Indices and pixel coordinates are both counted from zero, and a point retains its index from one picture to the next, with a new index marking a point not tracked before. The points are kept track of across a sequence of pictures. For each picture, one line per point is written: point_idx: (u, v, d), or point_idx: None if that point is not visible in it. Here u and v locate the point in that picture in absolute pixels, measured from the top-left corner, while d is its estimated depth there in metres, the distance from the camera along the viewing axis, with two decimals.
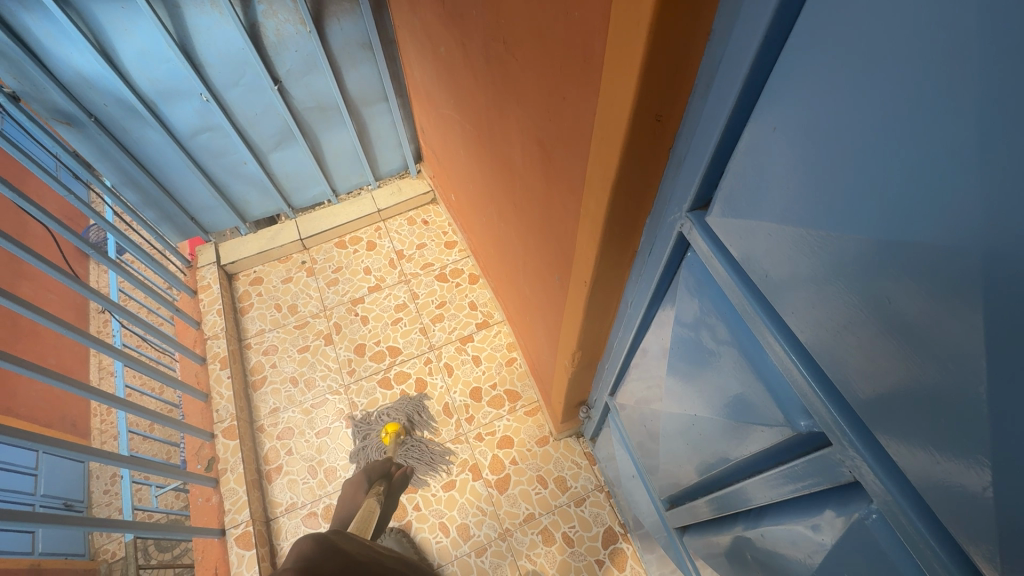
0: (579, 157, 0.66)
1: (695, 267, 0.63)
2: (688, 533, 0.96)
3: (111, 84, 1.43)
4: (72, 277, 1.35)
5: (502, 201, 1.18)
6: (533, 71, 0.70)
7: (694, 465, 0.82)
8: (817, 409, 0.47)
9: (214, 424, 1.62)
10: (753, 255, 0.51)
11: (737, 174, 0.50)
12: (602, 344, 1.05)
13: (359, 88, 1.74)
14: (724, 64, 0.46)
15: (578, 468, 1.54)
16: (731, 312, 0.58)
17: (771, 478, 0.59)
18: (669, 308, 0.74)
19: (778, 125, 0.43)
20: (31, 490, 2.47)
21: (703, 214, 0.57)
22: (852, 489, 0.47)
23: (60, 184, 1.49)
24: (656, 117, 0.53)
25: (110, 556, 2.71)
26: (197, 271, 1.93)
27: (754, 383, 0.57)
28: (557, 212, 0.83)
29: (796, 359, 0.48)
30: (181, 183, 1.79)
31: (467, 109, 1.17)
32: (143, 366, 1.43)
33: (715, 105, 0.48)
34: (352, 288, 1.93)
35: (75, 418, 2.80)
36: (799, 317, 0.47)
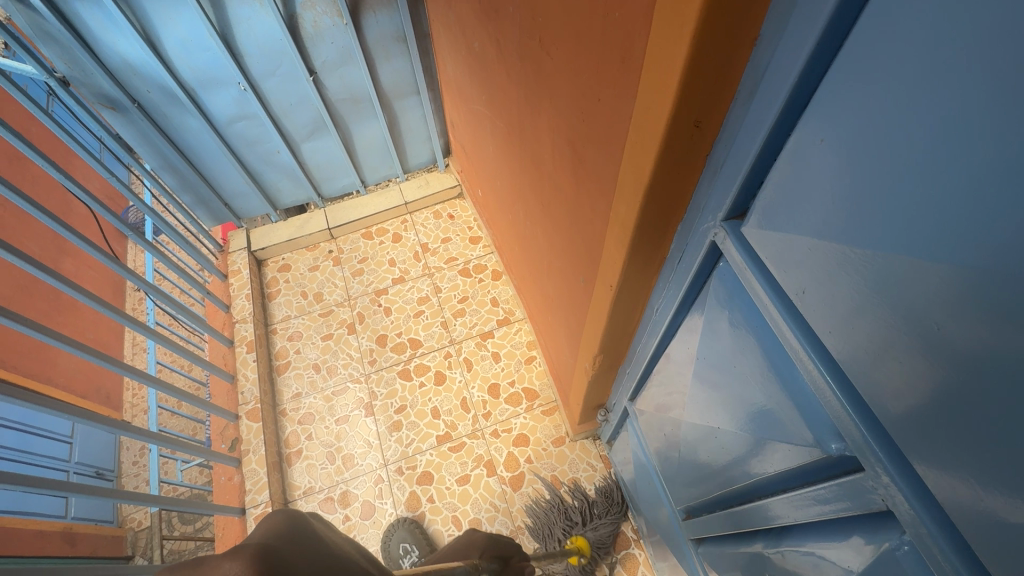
0: (612, 159, 0.65)
1: (727, 278, 0.60)
2: (703, 545, 0.95)
3: (154, 71, 1.47)
4: (112, 257, 1.40)
5: (530, 200, 1.17)
6: (568, 70, 0.68)
7: (714, 478, 0.80)
8: (850, 432, 0.45)
9: (239, 406, 1.66)
10: (789, 269, 0.49)
11: (778, 182, 0.48)
12: (624, 348, 1.03)
13: (392, 81, 1.75)
14: (770, 72, 0.44)
15: (593, 471, 1.53)
16: (762, 327, 0.56)
17: (797, 499, 0.58)
18: (696, 317, 0.72)
19: (827, 136, 0.41)
20: (66, 457, 2.61)
21: (738, 224, 0.55)
22: (884, 517, 0.46)
23: (102, 166, 1.54)
24: (695, 122, 0.52)
25: (135, 524, 2.84)
26: (228, 255, 1.98)
27: (783, 400, 0.55)
28: (585, 213, 0.82)
29: (831, 379, 0.46)
30: (217, 169, 1.83)
31: (498, 105, 1.16)
32: (173, 346, 1.47)
33: (758, 112, 0.47)
34: (377, 279, 1.95)
35: (109, 392, 2.98)
36: (836, 337, 0.45)
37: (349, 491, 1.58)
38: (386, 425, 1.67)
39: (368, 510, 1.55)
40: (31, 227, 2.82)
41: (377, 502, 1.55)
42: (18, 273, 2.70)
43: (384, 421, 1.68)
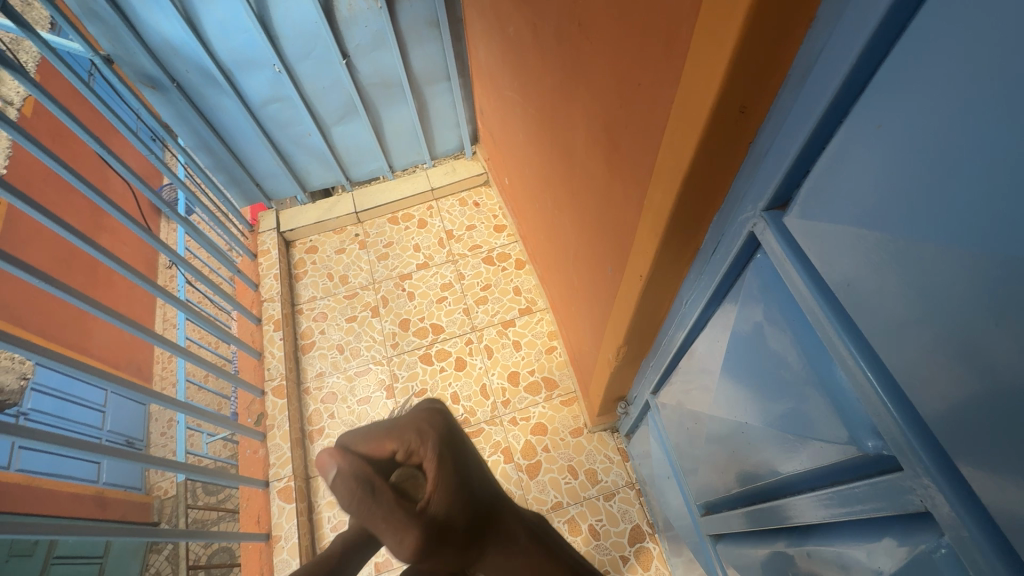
0: (650, 146, 0.64)
1: (764, 271, 0.59)
2: (722, 542, 0.94)
3: (193, 51, 1.50)
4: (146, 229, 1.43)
5: (559, 187, 1.16)
6: (607, 53, 0.67)
7: (737, 474, 0.79)
8: (890, 433, 0.44)
9: (265, 382, 1.70)
10: (832, 260, 0.47)
11: (826, 170, 0.46)
12: (649, 340, 1.02)
13: (423, 67, 1.76)
14: (823, 59, 0.43)
15: (610, 463, 1.53)
16: (799, 322, 0.55)
17: (826, 499, 0.56)
18: (728, 310, 0.70)
19: (884, 122, 0.39)
20: (99, 424, 2.74)
21: (780, 214, 0.53)
22: (921, 519, 0.44)
23: (141, 143, 1.58)
24: (740, 108, 0.51)
25: (161, 492, 3.08)
26: (258, 235, 2.02)
27: (818, 397, 0.54)
28: (618, 201, 0.81)
29: (872, 376, 0.44)
30: (250, 150, 1.86)
31: (530, 89, 1.15)
32: (202, 319, 1.51)
33: (808, 99, 0.45)
34: (401, 263, 1.97)
35: (140, 364, 3.18)
36: (883, 333, 0.43)
37: None
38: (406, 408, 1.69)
39: None
40: (72, 202, 2.95)
41: None
42: (59, 246, 2.82)
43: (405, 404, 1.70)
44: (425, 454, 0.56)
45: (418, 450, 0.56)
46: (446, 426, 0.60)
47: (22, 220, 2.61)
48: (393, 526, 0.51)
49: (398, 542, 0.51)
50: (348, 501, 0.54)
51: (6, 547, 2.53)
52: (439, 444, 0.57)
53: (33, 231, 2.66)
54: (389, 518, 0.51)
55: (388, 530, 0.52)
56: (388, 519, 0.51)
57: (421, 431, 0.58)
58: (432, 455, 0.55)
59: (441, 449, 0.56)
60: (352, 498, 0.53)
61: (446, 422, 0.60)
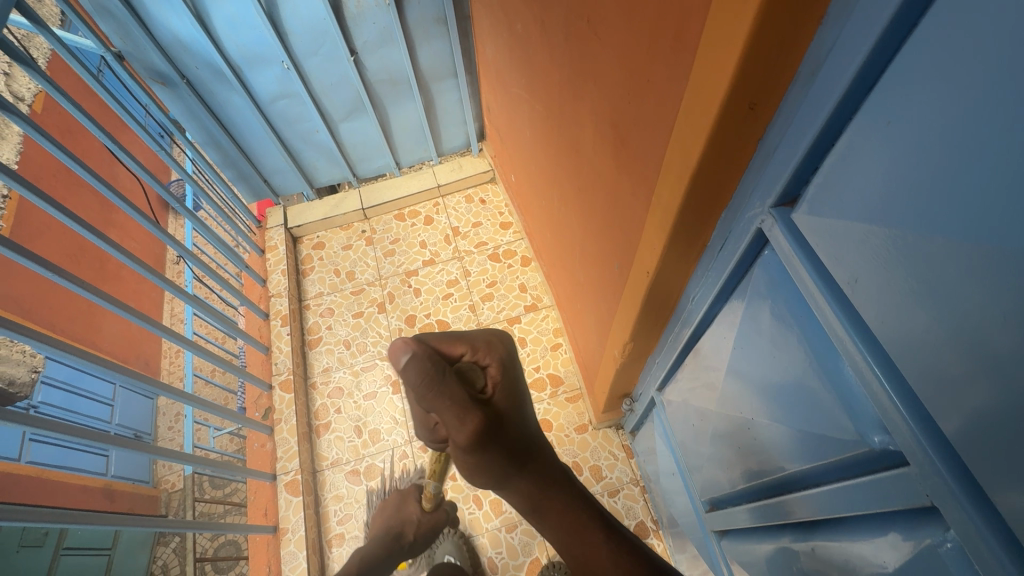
0: (658, 142, 0.64)
1: (772, 267, 0.59)
2: (727, 538, 0.95)
3: (203, 48, 1.51)
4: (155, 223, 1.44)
5: (565, 184, 1.17)
6: (616, 49, 0.68)
7: (743, 470, 0.80)
8: (897, 427, 0.44)
9: (272, 376, 1.72)
10: (840, 256, 0.47)
11: (836, 167, 0.46)
12: (655, 336, 1.02)
13: (430, 64, 1.76)
14: (834, 55, 0.43)
15: (614, 460, 1.53)
16: (806, 317, 0.55)
17: (832, 493, 0.57)
18: (735, 306, 0.70)
19: (895, 118, 0.39)
20: (108, 418, 2.78)
21: (788, 211, 0.53)
22: (926, 513, 0.45)
23: (151, 139, 1.60)
24: (749, 104, 0.51)
25: (169, 485, 3.09)
26: (265, 231, 2.03)
27: (825, 393, 0.54)
28: (625, 198, 0.82)
29: (879, 372, 0.45)
30: (258, 146, 1.87)
31: (537, 86, 1.15)
32: (208, 313, 1.52)
33: (818, 95, 0.45)
34: (407, 260, 1.98)
35: (148, 359, 3.22)
36: (892, 328, 0.43)
37: (374, 464, 1.62)
38: None
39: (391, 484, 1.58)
40: (82, 198, 2.99)
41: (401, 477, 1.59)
42: (70, 241, 2.86)
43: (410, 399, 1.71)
44: (489, 363, 0.60)
45: (484, 358, 0.59)
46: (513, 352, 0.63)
47: (33, 215, 2.64)
48: (462, 411, 0.53)
49: (460, 427, 0.54)
50: (420, 382, 0.51)
51: (17, 538, 2.56)
52: (504, 358, 0.60)
53: (44, 226, 2.70)
54: (462, 403, 0.53)
55: (455, 413, 0.53)
56: (460, 404, 0.53)
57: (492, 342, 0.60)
58: (497, 364, 0.59)
59: (507, 363, 0.60)
60: (429, 379, 0.51)
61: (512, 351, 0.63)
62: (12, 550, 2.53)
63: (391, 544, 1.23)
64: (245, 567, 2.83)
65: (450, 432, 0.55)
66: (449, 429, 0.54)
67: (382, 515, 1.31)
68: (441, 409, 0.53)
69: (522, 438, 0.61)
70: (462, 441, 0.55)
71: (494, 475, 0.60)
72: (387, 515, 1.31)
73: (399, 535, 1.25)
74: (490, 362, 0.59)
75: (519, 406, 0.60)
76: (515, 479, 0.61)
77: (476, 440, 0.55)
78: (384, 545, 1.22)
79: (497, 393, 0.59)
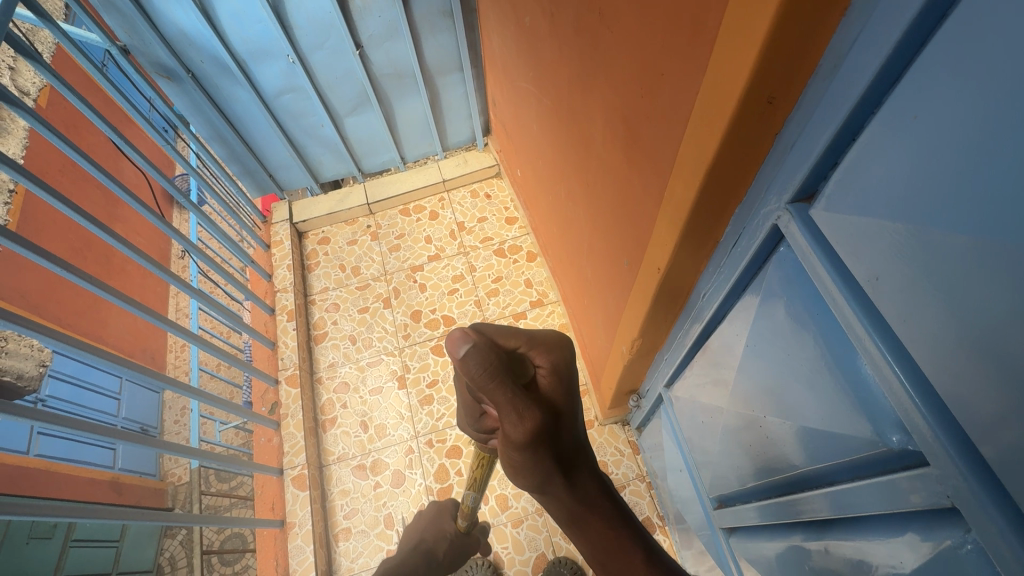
0: (672, 137, 0.64)
1: (788, 264, 0.58)
2: (735, 535, 0.94)
3: (208, 42, 1.50)
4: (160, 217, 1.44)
5: (573, 179, 1.16)
6: (628, 43, 0.67)
7: (754, 468, 0.79)
8: (917, 427, 0.43)
9: (278, 371, 1.72)
10: (859, 253, 0.46)
11: (857, 162, 0.45)
12: (664, 333, 1.01)
13: (436, 57, 1.75)
14: (857, 47, 0.42)
15: (620, 456, 1.53)
16: (824, 316, 0.54)
17: (847, 493, 0.56)
18: (748, 303, 0.70)
19: (922, 113, 0.38)
20: (115, 411, 2.83)
21: (805, 207, 0.52)
22: (945, 514, 0.44)
23: (157, 134, 1.60)
24: (768, 99, 0.50)
25: (175, 478, 3.17)
26: (271, 226, 2.03)
27: (841, 391, 0.54)
28: (636, 193, 0.81)
29: (900, 371, 0.44)
30: (263, 141, 1.87)
31: (545, 80, 1.14)
32: (214, 307, 1.52)
33: (839, 91, 0.44)
34: (413, 255, 1.97)
35: (153, 353, 3.27)
36: (912, 327, 0.42)
37: (380, 459, 1.62)
38: (418, 398, 1.71)
39: (398, 478, 1.59)
40: (87, 192, 2.99)
41: (407, 472, 1.59)
42: (75, 235, 2.86)
43: (416, 394, 1.71)
44: (542, 363, 0.58)
45: (540, 360, 0.58)
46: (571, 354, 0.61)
47: (39, 209, 2.64)
48: (522, 405, 0.52)
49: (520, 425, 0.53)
50: (484, 368, 0.50)
51: (26, 529, 2.57)
52: (562, 359, 0.59)
53: (50, 220, 2.70)
54: (521, 395, 0.52)
55: (514, 405, 0.52)
56: (522, 398, 0.52)
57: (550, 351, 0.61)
58: (554, 374, 0.59)
59: (564, 364, 0.58)
60: (490, 368, 0.50)
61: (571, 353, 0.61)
62: (21, 542, 2.55)
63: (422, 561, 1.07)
64: (251, 559, 2.87)
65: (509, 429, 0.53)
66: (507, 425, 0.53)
67: (418, 526, 1.19)
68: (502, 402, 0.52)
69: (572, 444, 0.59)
70: (520, 440, 0.53)
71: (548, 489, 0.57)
72: (424, 525, 1.18)
73: (430, 552, 1.10)
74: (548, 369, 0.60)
75: (572, 410, 0.58)
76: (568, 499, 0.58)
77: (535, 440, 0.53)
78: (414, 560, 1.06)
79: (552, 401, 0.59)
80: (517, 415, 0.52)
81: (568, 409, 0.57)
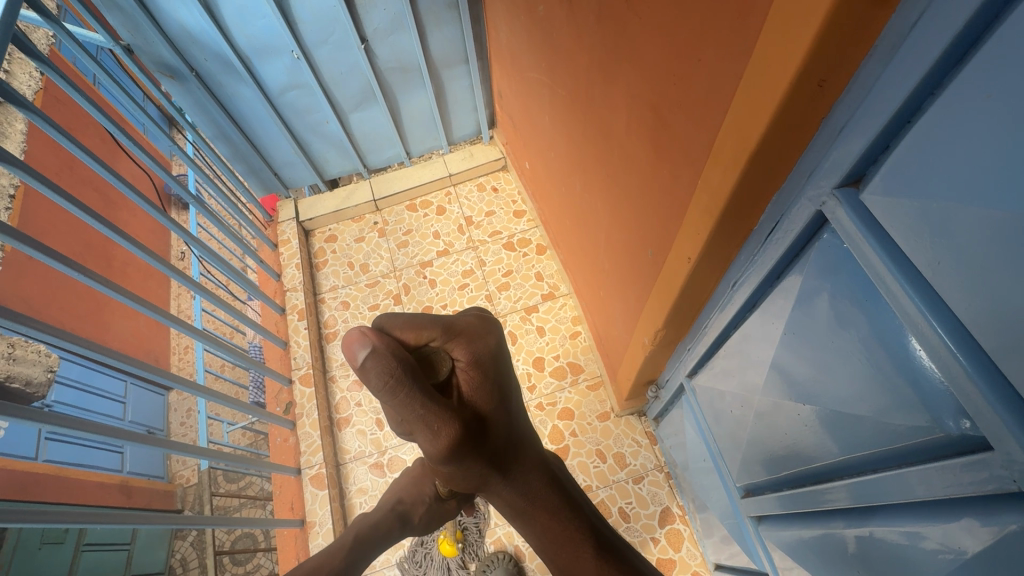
0: (708, 124, 0.63)
1: (833, 250, 0.57)
2: (765, 523, 0.94)
3: (212, 40, 1.48)
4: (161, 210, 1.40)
5: (590, 169, 1.15)
6: (659, 29, 0.66)
7: (787, 455, 0.79)
8: (979, 410, 0.43)
9: (292, 370, 1.72)
10: (919, 236, 0.45)
11: (915, 144, 0.43)
12: (688, 323, 1.01)
13: (442, 50, 1.73)
14: (917, 29, 0.40)
15: (638, 447, 1.53)
16: (873, 302, 0.53)
17: (894, 479, 0.56)
18: (784, 291, 0.69)
19: (997, 92, 0.36)
20: (121, 415, 2.84)
21: (854, 191, 0.51)
22: (1010, 499, 0.44)
23: (160, 135, 1.57)
24: (818, 82, 0.49)
25: (184, 480, 3.18)
26: (277, 225, 2.02)
27: (890, 378, 0.53)
28: (663, 182, 0.80)
29: (961, 357, 0.43)
30: (267, 138, 1.84)
31: (561, 71, 1.13)
32: (214, 298, 1.49)
33: (898, 70, 0.43)
34: (421, 251, 1.96)
35: (157, 354, 3.26)
36: (977, 312, 0.42)
37: (396, 456, 1.62)
38: None
39: None
40: (85, 195, 2.96)
41: None
42: (76, 239, 2.84)
43: None
44: (464, 357, 0.66)
45: (460, 351, 0.66)
46: (490, 344, 0.69)
47: (39, 213, 2.61)
48: (431, 421, 0.59)
49: (432, 436, 0.60)
50: (383, 386, 0.55)
51: (37, 536, 2.58)
52: (480, 352, 0.67)
53: (51, 224, 2.67)
54: (435, 409, 0.58)
55: (427, 420, 0.59)
56: (430, 413, 0.59)
57: (462, 336, 0.67)
58: (469, 360, 0.66)
59: (483, 356, 0.67)
60: (390, 381, 0.55)
61: (490, 343, 0.69)
62: (34, 547, 2.56)
63: (395, 524, 1.08)
64: (262, 558, 2.89)
65: (421, 436, 0.61)
66: (418, 435, 0.60)
67: (399, 482, 1.16)
68: (410, 417, 0.58)
69: (499, 429, 0.69)
70: (432, 447, 0.61)
71: (465, 473, 0.68)
72: (405, 483, 1.15)
73: (404, 516, 1.10)
74: (461, 356, 0.66)
75: (492, 400, 0.68)
76: (484, 473, 0.69)
77: (446, 447, 0.61)
78: (388, 523, 1.07)
79: (465, 385, 0.66)
80: (430, 427, 0.59)
81: (488, 398, 0.67)
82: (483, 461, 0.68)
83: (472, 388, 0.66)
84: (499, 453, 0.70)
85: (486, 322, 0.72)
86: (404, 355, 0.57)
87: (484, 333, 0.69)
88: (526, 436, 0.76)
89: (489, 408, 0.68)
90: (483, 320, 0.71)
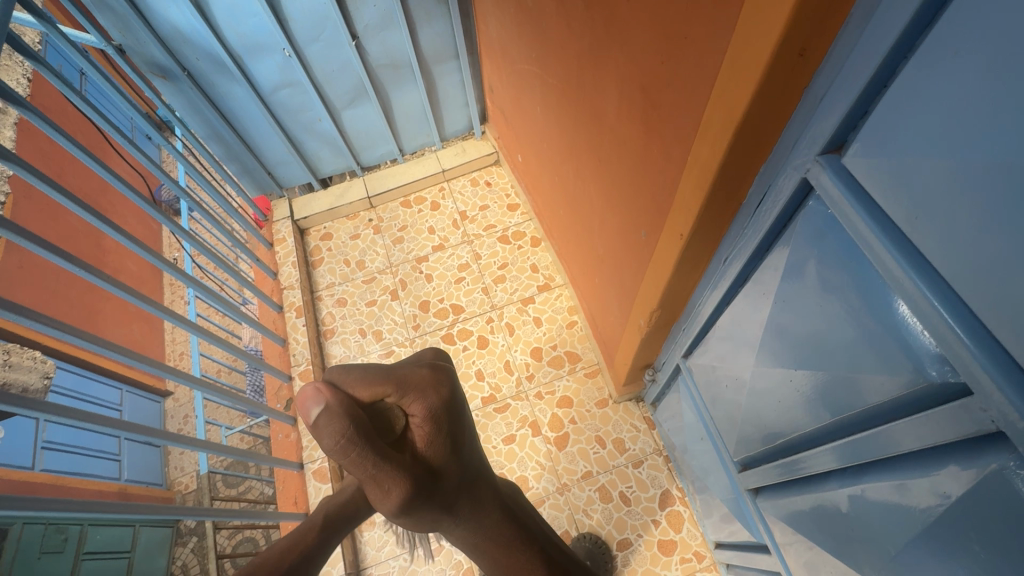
0: (695, 101, 0.65)
1: (818, 216, 0.59)
2: (762, 495, 0.96)
3: (204, 39, 1.49)
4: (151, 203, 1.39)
5: (582, 156, 1.17)
6: (647, 12, 0.68)
7: (780, 424, 0.81)
8: (956, 354, 0.45)
9: (291, 367, 1.73)
10: (897, 192, 0.47)
11: (890, 106, 0.46)
12: (682, 303, 1.03)
13: (432, 46, 1.74)
14: None
15: (636, 432, 1.55)
16: (857, 263, 0.55)
17: (882, 434, 0.58)
18: (773, 261, 0.71)
19: (962, 49, 0.38)
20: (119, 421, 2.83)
21: (836, 157, 0.54)
22: (991, 440, 0.46)
23: (154, 135, 1.58)
24: (799, 51, 0.51)
25: (182, 487, 3.17)
26: (272, 224, 2.02)
27: (876, 335, 0.55)
28: (654, 163, 0.82)
29: (940, 306, 0.45)
30: (260, 137, 1.85)
31: (551, 61, 1.15)
32: (208, 295, 1.49)
33: (875, 33, 0.45)
34: (417, 246, 1.97)
35: None
36: (953, 260, 0.44)
37: None
38: None
39: None
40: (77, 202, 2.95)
41: None
42: (69, 246, 2.83)
43: None
44: (419, 412, 0.64)
45: (416, 407, 0.63)
46: (447, 397, 0.65)
47: (31, 221, 2.60)
48: (380, 479, 0.60)
49: (382, 490, 0.61)
50: (335, 445, 0.57)
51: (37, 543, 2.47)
52: (435, 407, 0.64)
53: (44, 231, 2.65)
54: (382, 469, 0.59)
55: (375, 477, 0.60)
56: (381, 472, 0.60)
57: (416, 391, 0.63)
58: (424, 416, 0.64)
59: (439, 412, 0.64)
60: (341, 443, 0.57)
61: (447, 394, 0.66)
62: (33, 556, 2.45)
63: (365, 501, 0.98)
64: None
65: (371, 489, 0.62)
66: (370, 489, 0.62)
67: None
68: (360, 474, 0.60)
69: (455, 478, 0.68)
70: (383, 498, 0.62)
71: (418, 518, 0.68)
72: None
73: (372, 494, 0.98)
74: (415, 412, 0.63)
75: (448, 453, 0.66)
76: (438, 518, 0.69)
77: (399, 499, 0.62)
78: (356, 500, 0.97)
79: (420, 440, 0.64)
80: (379, 483, 0.60)
81: (443, 453, 0.66)
82: (439, 507, 0.67)
83: (428, 444, 0.64)
84: (456, 498, 0.69)
85: (444, 374, 0.67)
86: (358, 416, 0.58)
87: (441, 387, 0.65)
88: (485, 477, 0.74)
89: (445, 461, 0.66)
90: (442, 371, 0.67)
